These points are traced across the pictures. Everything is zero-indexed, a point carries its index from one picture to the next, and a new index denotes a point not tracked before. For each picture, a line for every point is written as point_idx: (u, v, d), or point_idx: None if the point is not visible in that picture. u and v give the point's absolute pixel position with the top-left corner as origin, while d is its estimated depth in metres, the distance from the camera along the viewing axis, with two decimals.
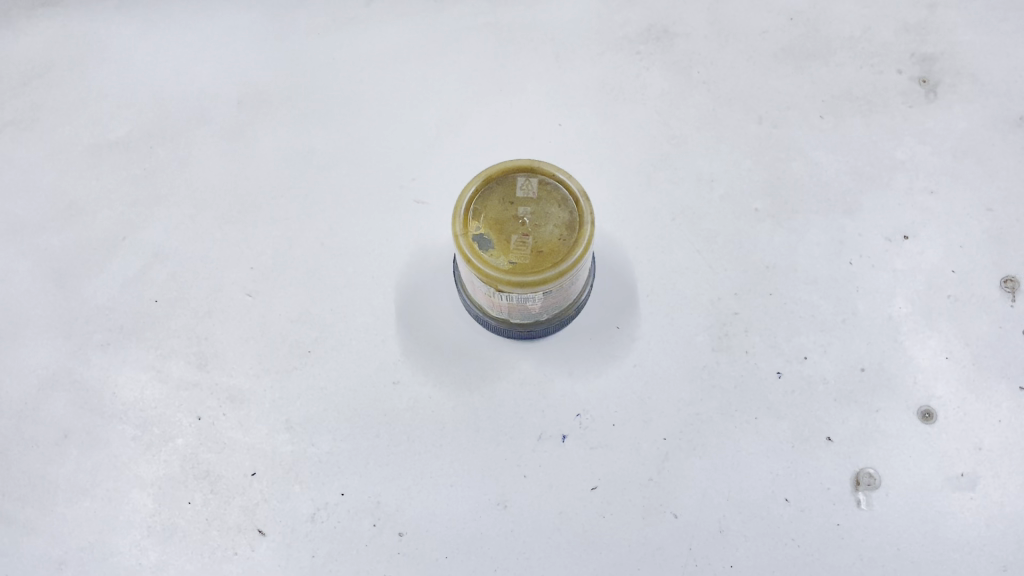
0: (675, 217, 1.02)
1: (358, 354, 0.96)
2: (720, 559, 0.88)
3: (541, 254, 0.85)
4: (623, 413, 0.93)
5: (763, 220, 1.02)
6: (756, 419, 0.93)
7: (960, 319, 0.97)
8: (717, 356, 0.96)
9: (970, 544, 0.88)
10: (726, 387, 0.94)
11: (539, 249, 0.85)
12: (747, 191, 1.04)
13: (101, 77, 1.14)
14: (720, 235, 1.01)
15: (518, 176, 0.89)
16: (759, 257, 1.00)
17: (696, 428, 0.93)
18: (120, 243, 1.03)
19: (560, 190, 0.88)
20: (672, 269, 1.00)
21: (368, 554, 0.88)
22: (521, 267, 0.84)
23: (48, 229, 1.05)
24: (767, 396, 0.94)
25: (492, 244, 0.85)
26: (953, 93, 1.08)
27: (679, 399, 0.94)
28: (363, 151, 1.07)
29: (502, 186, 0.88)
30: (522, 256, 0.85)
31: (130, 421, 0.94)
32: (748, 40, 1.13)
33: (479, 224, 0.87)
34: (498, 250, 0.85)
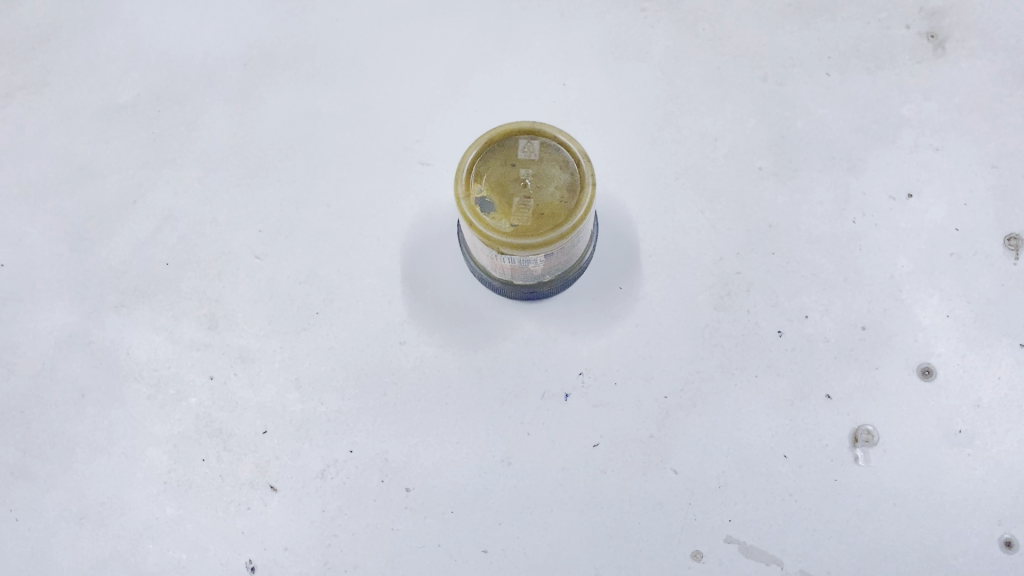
0: (678, 176, 1.03)
1: (366, 315, 0.98)
2: (719, 513, 0.90)
3: (543, 217, 0.86)
4: (626, 372, 0.95)
5: (767, 179, 1.02)
6: (757, 377, 0.94)
7: (963, 277, 0.97)
8: (719, 316, 0.97)
9: (966, 499, 0.89)
10: (727, 346, 0.96)
11: (541, 212, 0.87)
12: (751, 150, 1.04)
13: (107, 40, 1.14)
14: (723, 195, 1.02)
15: (520, 138, 0.90)
16: (763, 216, 1.01)
17: (697, 387, 0.94)
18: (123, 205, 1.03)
19: (562, 152, 0.89)
20: (675, 229, 1.00)
21: (376, 509, 0.91)
22: (522, 230, 0.86)
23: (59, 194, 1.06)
24: (767, 354, 0.95)
25: (494, 207, 0.87)
26: (961, 49, 1.07)
27: (680, 358, 0.95)
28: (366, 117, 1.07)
29: (504, 149, 0.89)
30: (524, 218, 0.87)
31: (144, 381, 0.97)
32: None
33: (480, 187, 0.88)
34: (499, 213, 0.87)
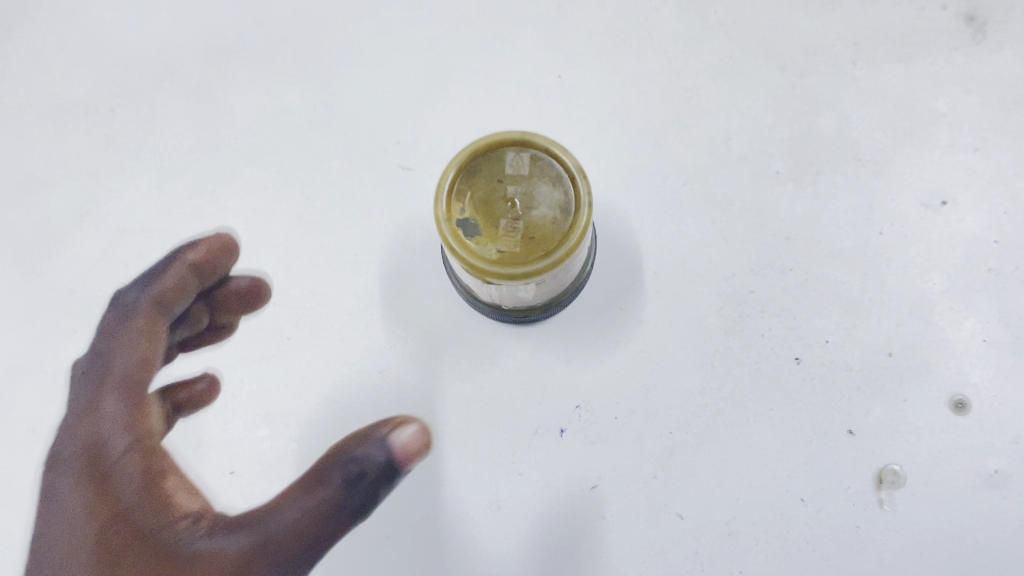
0: (686, 182, 0.93)
1: (342, 341, 0.89)
2: (728, 563, 0.82)
3: (533, 242, 0.77)
4: (627, 404, 0.86)
5: (785, 185, 0.92)
6: (772, 410, 0.86)
7: (1000, 296, 0.88)
8: (730, 341, 0.88)
9: (1000, 548, 0.81)
10: (739, 375, 0.87)
11: (531, 235, 0.77)
12: (767, 151, 0.93)
13: (56, 30, 1.04)
14: (736, 203, 0.92)
15: (508, 150, 0.80)
16: (780, 227, 0.91)
17: (705, 421, 0.86)
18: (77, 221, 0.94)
19: (555, 167, 0.79)
20: (682, 241, 0.91)
21: (354, 558, 0.84)
22: (510, 257, 0.77)
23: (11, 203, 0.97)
24: (784, 384, 0.86)
25: (479, 230, 0.78)
26: (1004, 32, 0.96)
27: (687, 389, 0.86)
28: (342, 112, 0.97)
29: (490, 162, 0.80)
30: (512, 243, 0.77)
31: (97, 415, 0.88)
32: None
33: (464, 206, 0.79)
34: (485, 237, 0.78)
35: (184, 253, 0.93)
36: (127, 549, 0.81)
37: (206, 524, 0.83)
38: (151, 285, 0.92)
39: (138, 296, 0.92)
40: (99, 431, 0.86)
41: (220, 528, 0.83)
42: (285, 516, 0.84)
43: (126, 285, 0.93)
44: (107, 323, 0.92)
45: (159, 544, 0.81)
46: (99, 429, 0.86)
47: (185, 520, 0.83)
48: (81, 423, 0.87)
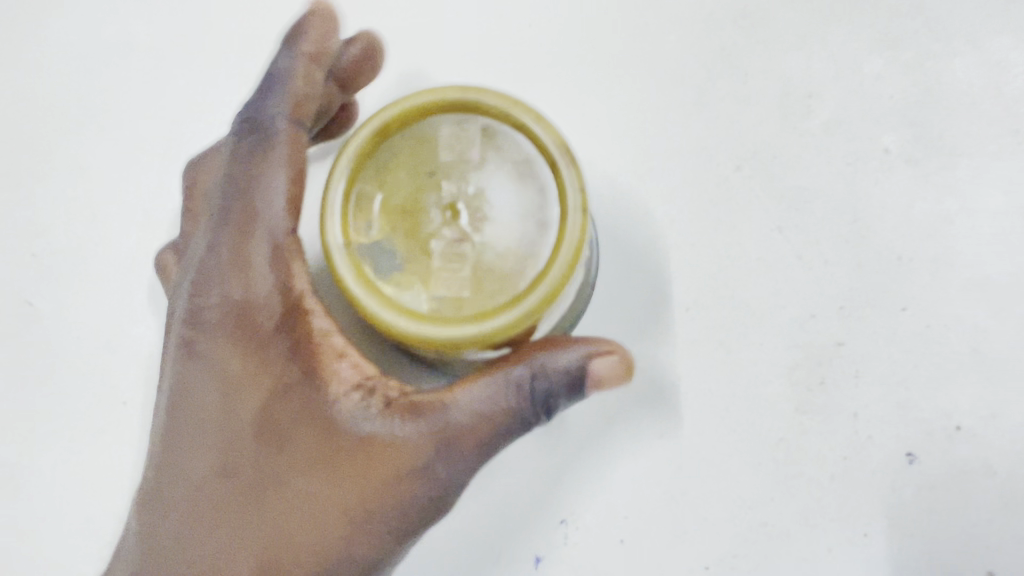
0: (740, 165, 0.60)
1: None
2: None
3: (490, 281, 0.45)
4: (639, 520, 0.56)
5: (896, 173, 0.60)
6: (867, 535, 0.55)
7: None
8: (804, 422, 0.57)
9: None
10: (816, 478, 0.56)
11: (484, 270, 0.45)
12: (868, 116, 0.60)
13: None
14: (818, 200, 0.59)
15: (444, 121, 0.47)
16: (885, 241, 0.59)
17: (760, 551, 0.55)
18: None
19: (524, 145, 0.47)
20: (732, 260, 0.59)
21: None
22: (451, 309, 0.45)
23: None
24: (887, 495, 0.56)
25: (400, 264, 0.46)
26: None
27: (734, 497, 0.56)
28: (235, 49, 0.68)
29: (415, 144, 0.47)
30: (455, 285, 0.45)
31: None
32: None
33: (371, 223, 0.46)
34: (409, 277, 0.46)
35: (297, 42, 0.57)
36: (283, 414, 0.51)
37: (388, 401, 0.50)
38: (281, 96, 0.55)
39: (278, 114, 0.55)
40: (256, 213, 0.52)
41: (402, 403, 0.50)
42: (458, 405, 0.49)
43: (256, 97, 0.57)
44: (237, 146, 0.55)
45: (320, 414, 0.50)
46: (251, 263, 0.52)
47: (348, 390, 0.51)
48: (235, 273, 0.52)
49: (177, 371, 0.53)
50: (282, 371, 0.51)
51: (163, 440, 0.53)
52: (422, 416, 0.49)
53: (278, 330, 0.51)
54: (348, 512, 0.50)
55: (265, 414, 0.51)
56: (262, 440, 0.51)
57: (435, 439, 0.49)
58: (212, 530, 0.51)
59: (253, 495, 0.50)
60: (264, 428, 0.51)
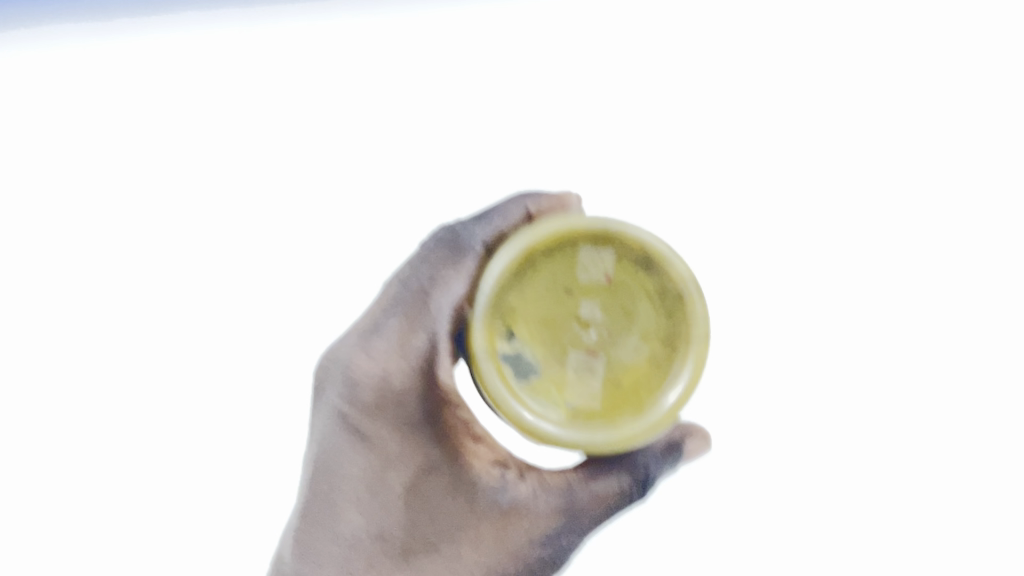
0: None
1: None
2: None
3: (619, 390, 0.54)
4: None
5: None
6: None
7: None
8: None
9: None
10: None
11: (614, 381, 0.55)
12: None
13: None
14: None
15: (582, 246, 0.55)
16: None
17: None
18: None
19: (653, 275, 0.55)
20: None
21: None
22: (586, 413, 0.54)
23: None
24: None
25: (537, 370, 0.55)
26: None
27: None
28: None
29: (554, 263, 0.56)
30: (589, 392, 0.54)
31: None
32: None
33: (513, 334, 0.55)
34: (546, 381, 0.55)
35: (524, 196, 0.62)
36: (430, 487, 0.58)
37: (523, 472, 0.58)
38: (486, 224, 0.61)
39: (482, 241, 0.60)
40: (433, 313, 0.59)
41: (533, 478, 0.58)
42: (583, 487, 0.56)
43: (470, 217, 0.62)
44: (436, 258, 0.60)
45: (463, 486, 0.58)
46: (414, 360, 0.59)
47: (488, 465, 0.58)
48: (398, 354, 0.59)
49: (325, 439, 0.58)
50: (429, 451, 0.59)
51: (314, 511, 0.56)
52: (553, 493, 0.56)
53: (428, 416, 0.59)
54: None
55: (416, 489, 0.58)
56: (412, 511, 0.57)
57: (564, 516, 0.56)
58: None
59: (407, 566, 0.56)
60: (412, 502, 0.57)
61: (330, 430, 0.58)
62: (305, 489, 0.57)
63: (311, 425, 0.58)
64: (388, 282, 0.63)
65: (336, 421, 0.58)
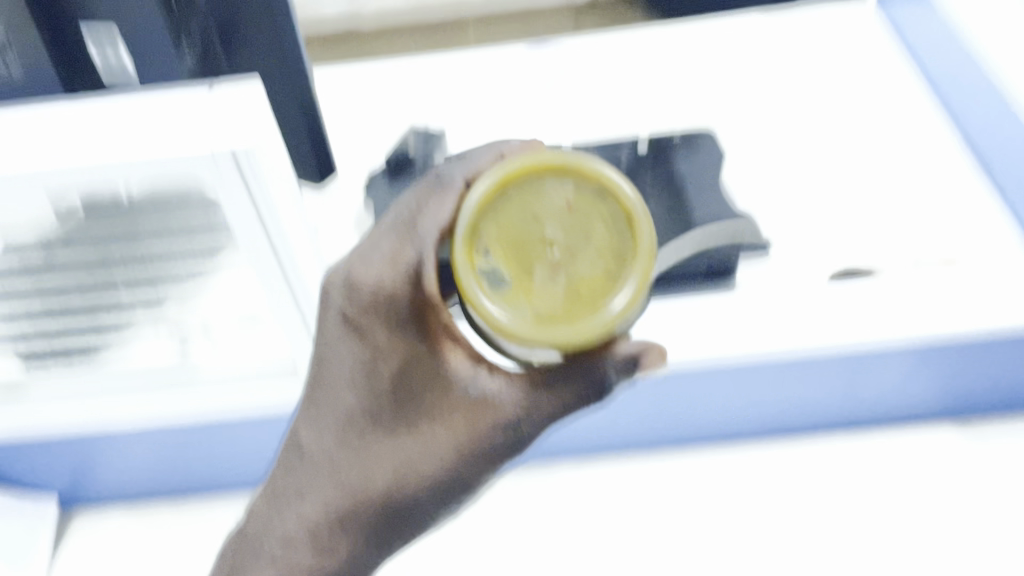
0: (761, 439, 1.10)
1: None
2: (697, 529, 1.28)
3: (579, 298, 0.64)
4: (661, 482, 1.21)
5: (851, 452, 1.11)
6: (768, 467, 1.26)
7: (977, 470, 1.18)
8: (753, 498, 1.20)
9: None
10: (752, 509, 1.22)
11: (575, 291, 0.64)
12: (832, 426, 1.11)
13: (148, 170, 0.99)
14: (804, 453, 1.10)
15: (546, 176, 0.65)
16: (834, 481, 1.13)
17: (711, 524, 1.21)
18: (154, 230, 0.91)
19: (606, 199, 0.65)
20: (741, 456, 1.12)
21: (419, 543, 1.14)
22: (551, 318, 0.64)
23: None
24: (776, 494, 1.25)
25: (508, 283, 0.65)
26: None
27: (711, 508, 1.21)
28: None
29: (522, 192, 0.65)
30: (553, 301, 0.64)
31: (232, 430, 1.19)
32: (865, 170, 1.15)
33: (487, 253, 0.65)
34: (516, 293, 0.65)
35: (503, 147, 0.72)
36: (416, 374, 0.71)
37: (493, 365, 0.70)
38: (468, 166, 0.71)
39: (462, 178, 0.69)
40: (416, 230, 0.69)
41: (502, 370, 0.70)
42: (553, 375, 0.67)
43: (456, 164, 0.73)
44: (423, 191, 0.71)
45: (443, 373, 0.70)
46: (401, 268, 0.69)
47: (466, 356, 0.71)
48: (388, 264, 0.70)
49: (336, 336, 0.72)
50: (414, 344, 0.70)
51: (326, 386, 0.73)
52: (513, 400, 0.69)
53: (410, 314, 0.69)
54: (461, 441, 0.72)
55: (404, 375, 0.71)
56: (395, 402, 0.71)
57: (528, 399, 0.69)
58: (358, 450, 0.73)
59: (396, 430, 0.72)
60: (402, 385, 0.71)
61: (338, 331, 0.72)
62: (324, 373, 0.73)
63: (325, 327, 0.73)
64: (387, 216, 0.74)
65: (342, 322, 0.71)
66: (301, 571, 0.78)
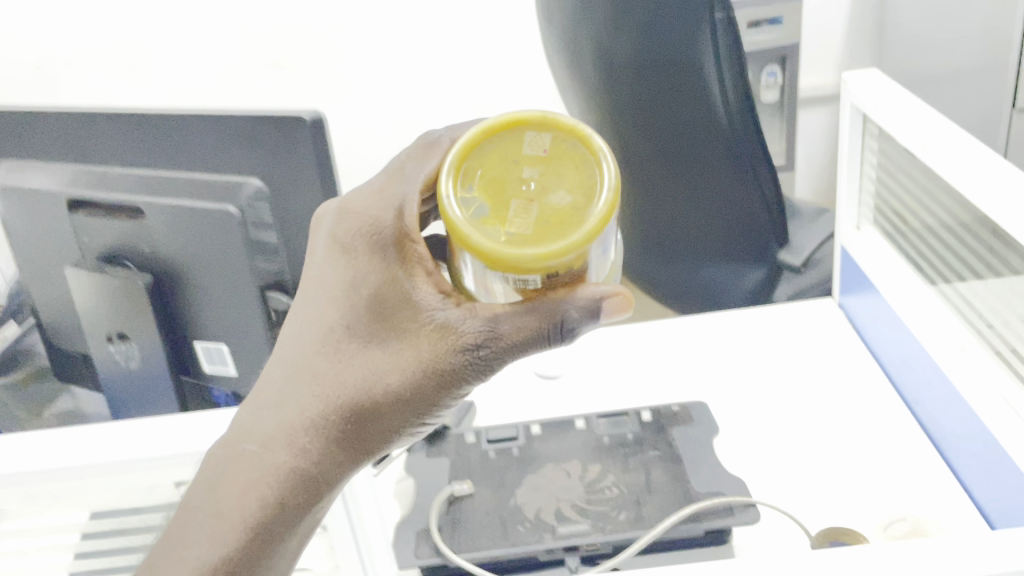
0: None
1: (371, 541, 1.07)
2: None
3: (546, 224, 0.76)
4: None
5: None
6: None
7: None
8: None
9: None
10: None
11: (543, 218, 0.76)
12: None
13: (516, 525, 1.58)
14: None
15: (528, 130, 0.79)
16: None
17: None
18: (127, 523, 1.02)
19: (577, 149, 0.78)
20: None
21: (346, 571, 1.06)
22: (521, 238, 0.75)
23: (319, 138, 1.32)
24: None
25: (487, 210, 0.77)
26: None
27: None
28: (484, 522, 1.47)
29: (506, 142, 0.79)
30: (524, 226, 0.76)
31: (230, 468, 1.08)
32: (844, 518, 1.49)
33: (472, 187, 0.79)
34: (493, 219, 0.77)
35: None
36: (390, 297, 0.86)
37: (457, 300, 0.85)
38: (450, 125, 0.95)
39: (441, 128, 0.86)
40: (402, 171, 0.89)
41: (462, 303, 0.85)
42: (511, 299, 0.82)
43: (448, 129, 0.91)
44: (414, 146, 0.91)
45: (413, 298, 0.85)
46: (386, 197, 0.88)
47: (433, 291, 0.86)
48: (376, 194, 0.90)
49: (327, 258, 0.89)
50: (391, 270, 0.86)
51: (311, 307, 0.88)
52: (479, 319, 0.83)
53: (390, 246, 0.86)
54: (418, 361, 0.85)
55: (381, 294, 0.86)
56: (373, 321, 0.86)
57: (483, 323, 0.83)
58: (332, 357, 0.86)
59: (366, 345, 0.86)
60: (377, 302, 0.86)
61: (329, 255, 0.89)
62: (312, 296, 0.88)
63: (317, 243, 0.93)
64: (383, 167, 0.92)
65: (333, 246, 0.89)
66: (279, 476, 0.81)
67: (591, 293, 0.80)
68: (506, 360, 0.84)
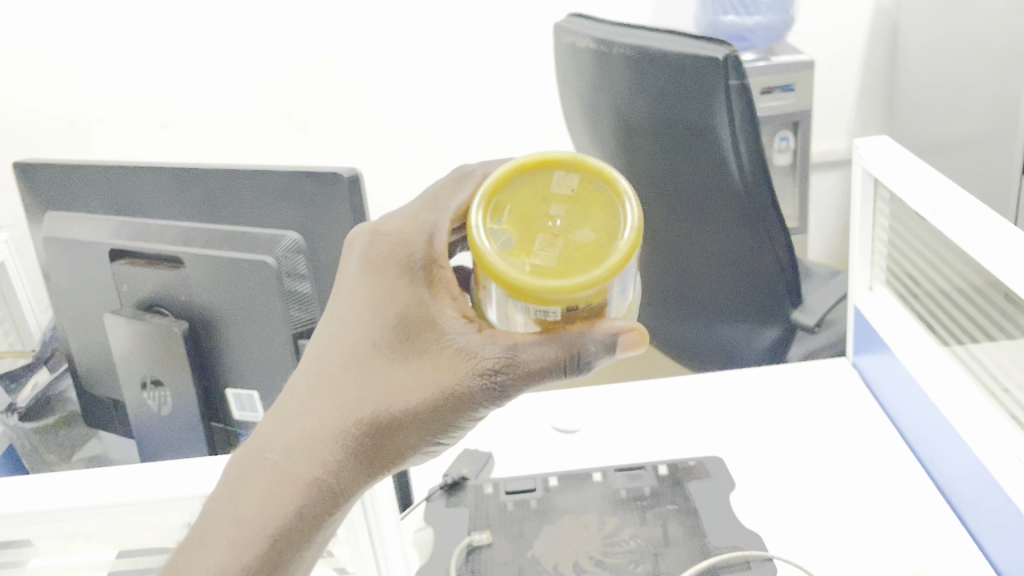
0: None
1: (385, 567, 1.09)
2: None
3: (570, 257, 0.81)
4: None
5: None
6: None
7: None
8: None
9: None
10: None
11: (568, 252, 0.82)
12: None
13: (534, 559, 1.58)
14: None
15: (556, 170, 0.86)
16: None
17: None
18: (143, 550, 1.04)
19: (604, 191, 0.84)
20: None
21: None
22: (545, 269, 0.81)
23: (354, 191, 1.40)
24: None
25: (514, 242, 0.83)
26: None
27: None
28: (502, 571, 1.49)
29: (535, 180, 0.86)
30: (548, 258, 0.82)
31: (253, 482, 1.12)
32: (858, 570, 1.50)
33: (501, 220, 0.85)
34: (519, 250, 0.83)
35: None
36: (415, 319, 0.93)
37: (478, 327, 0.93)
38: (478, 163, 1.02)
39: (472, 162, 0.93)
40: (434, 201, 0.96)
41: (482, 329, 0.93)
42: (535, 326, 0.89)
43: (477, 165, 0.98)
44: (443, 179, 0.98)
45: (436, 321, 0.93)
46: (418, 226, 0.95)
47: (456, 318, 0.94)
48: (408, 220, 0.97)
49: (358, 278, 0.96)
50: (419, 293, 0.94)
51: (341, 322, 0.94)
52: (500, 345, 0.90)
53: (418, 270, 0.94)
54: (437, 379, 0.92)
55: (407, 315, 0.93)
56: (397, 342, 0.93)
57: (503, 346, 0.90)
58: (357, 371, 0.92)
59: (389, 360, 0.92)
60: (403, 322, 0.93)
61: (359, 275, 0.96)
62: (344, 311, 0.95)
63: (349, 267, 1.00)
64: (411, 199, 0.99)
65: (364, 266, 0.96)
66: (302, 481, 0.85)
67: (608, 329, 0.86)
68: (518, 386, 0.91)
